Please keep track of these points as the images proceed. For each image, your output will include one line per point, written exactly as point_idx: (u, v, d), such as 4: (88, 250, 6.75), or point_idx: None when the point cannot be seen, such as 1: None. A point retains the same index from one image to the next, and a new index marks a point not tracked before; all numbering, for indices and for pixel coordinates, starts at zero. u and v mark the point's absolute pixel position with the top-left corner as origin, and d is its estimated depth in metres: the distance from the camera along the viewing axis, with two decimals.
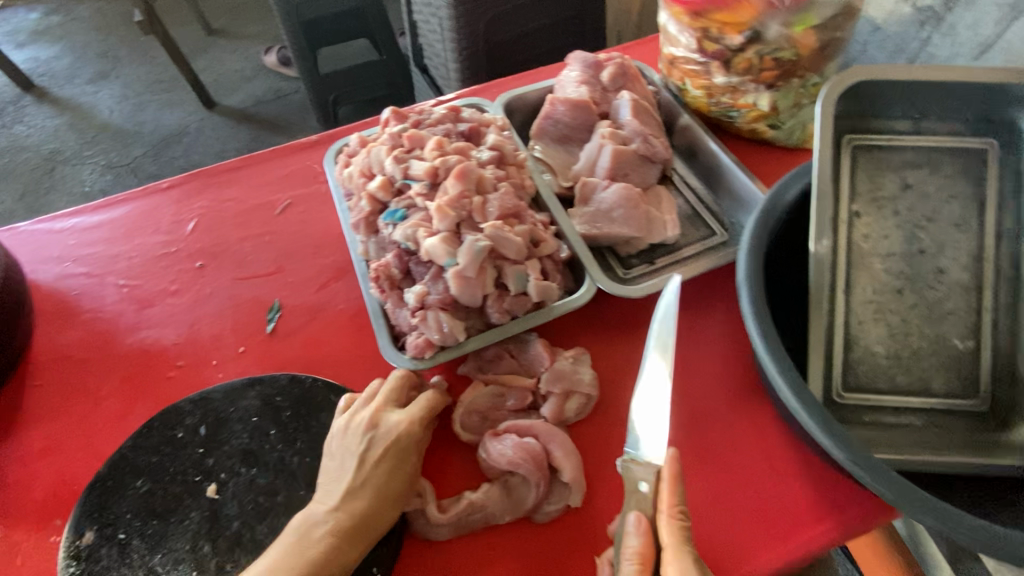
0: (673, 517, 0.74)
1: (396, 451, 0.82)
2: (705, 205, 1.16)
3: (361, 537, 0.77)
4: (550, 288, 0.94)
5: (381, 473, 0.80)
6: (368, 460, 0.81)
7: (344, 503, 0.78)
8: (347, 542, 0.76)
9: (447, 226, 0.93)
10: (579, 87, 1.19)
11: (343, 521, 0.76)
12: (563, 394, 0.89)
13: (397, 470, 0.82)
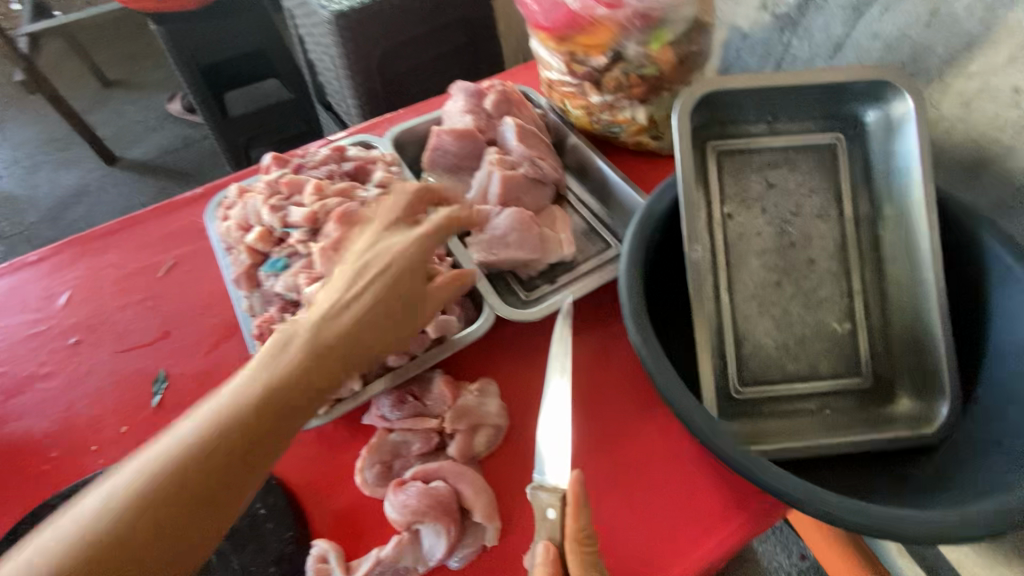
0: (582, 544, 0.72)
1: (381, 286, 0.80)
2: (601, 220, 1.19)
3: (294, 394, 0.71)
4: (449, 322, 0.93)
5: (344, 328, 0.76)
6: (346, 295, 0.79)
7: (309, 333, 0.75)
8: (263, 419, 0.68)
9: (329, 270, 0.89)
10: (464, 116, 1.20)
11: (290, 365, 0.71)
12: (469, 429, 0.87)
13: (381, 318, 0.80)
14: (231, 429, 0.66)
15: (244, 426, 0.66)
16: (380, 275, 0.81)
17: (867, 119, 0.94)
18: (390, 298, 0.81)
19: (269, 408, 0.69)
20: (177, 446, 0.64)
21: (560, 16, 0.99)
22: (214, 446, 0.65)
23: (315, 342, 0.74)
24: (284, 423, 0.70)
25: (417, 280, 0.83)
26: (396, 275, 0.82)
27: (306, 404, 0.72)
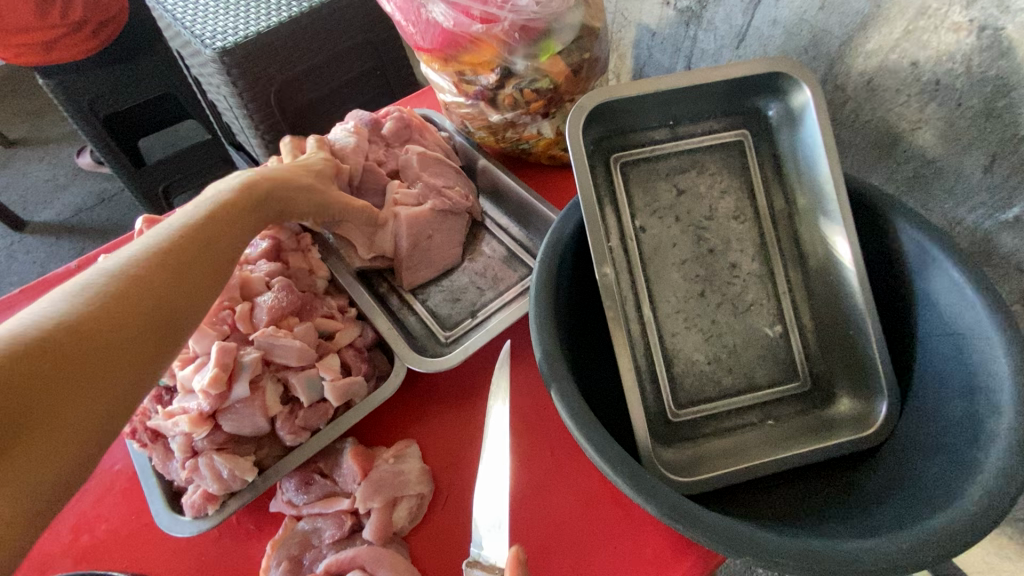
0: None
1: (219, 221, 0.77)
2: (520, 243, 1.11)
3: (101, 322, 0.61)
4: (355, 383, 0.83)
5: (168, 257, 0.69)
6: (174, 230, 0.72)
7: (115, 266, 0.66)
8: (86, 338, 0.59)
9: (205, 347, 0.80)
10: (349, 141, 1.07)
11: (103, 282, 0.63)
12: (387, 504, 0.78)
13: (202, 248, 0.73)
14: (63, 340, 0.58)
15: (72, 336, 0.58)
16: (222, 207, 0.79)
17: (769, 113, 0.89)
18: (228, 229, 0.77)
19: (102, 319, 0.61)
20: (82, 301, 0.61)
21: (437, 36, 0.91)
22: (42, 356, 0.56)
23: (138, 272, 0.66)
24: (119, 346, 0.61)
25: (257, 215, 0.83)
26: (230, 207, 0.79)
27: (133, 315, 0.63)
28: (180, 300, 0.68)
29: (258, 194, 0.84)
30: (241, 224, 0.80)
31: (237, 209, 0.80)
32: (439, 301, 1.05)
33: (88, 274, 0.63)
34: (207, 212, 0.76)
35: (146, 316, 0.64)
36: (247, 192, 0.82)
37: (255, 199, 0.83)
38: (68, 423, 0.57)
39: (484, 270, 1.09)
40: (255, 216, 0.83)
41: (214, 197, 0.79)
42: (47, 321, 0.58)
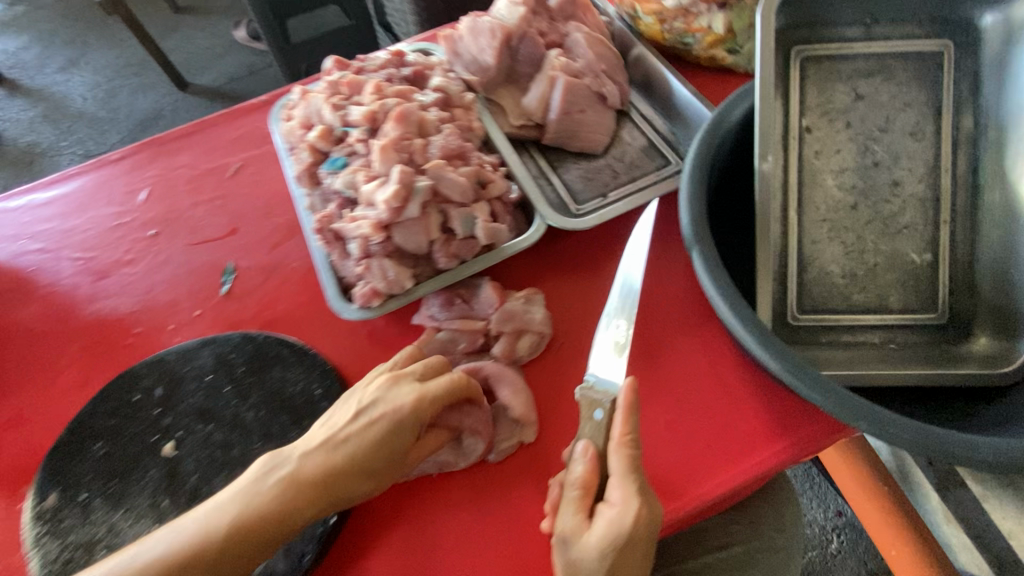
0: (624, 446, 0.71)
1: (369, 449, 0.73)
2: (661, 136, 1.12)
3: (217, 548, 0.67)
4: (499, 230, 0.92)
5: (291, 502, 0.71)
6: (314, 456, 0.73)
7: (264, 489, 0.71)
8: (199, 564, 0.67)
9: (386, 169, 0.89)
10: (515, 6, 1.10)
11: (233, 508, 0.69)
12: (514, 333, 0.89)
13: (334, 483, 0.72)
14: (201, 548, 0.67)
15: (200, 548, 0.67)
16: (372, 426, 0.74)
17: (982, 24, 0.83)
18: (359, 464, 0.73)
19: (272, 527, 0.70)
20: (262, 501, 0.70)
21: None
22: (187, 559, 0.67)
23: (269, 499, 0.70)
24: (227, 567, 0.68)
25: (392, 446, 0.74)
26: (374, 447, 0.73)
27: (313, 497, 0.72)
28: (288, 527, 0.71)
29: (400, 426, 0.74)
30: (410, 438, 0.75)
31: (380, 436, 0.74)
32: (574, 177, 1.08)
33: (261, 487, 0.71)
34: (377, 455, 0.73)
35: (248, 547, 0.69)
36: (391, 420, 0.74)
37: (400, 431, 0.74)
38: (246, 558, 0.69)
39: (622, 156, 1.10)
40: (385, 449, 0.74)
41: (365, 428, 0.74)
42: (190, 535, 0.68)
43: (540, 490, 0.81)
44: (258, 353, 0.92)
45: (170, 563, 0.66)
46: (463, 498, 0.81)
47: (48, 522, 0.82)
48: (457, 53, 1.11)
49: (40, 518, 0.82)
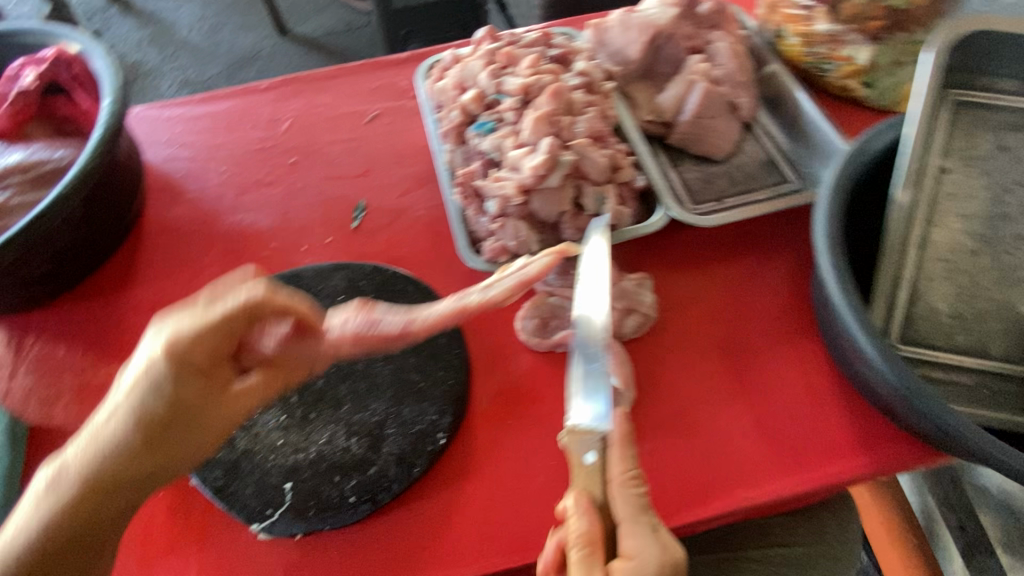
0: (627, 485, 0.68)
1: (151, 398, 0.65)
2: (782, 153, 1.16)
3: (88, 509, 0.64)
4: (621, 213, 0.97)
5: (137, 451, 0.66)
6: (97, 437, 0.65)
7: (91, 450, 0.65)
8: (73, 546, 0.64)
9: (535, 139, 0.96)
10: (667, 8, 1.15)
11: (79, 489, 0.63)
12: (624, 310, 0.94)
13: (167, 423, 0.66)
14: (72, 530, 0.63)
15: (73, 534, 0.63)
16: (138, 378, 0.65)
17: None
18: (169, 415, 0.66)
19: (102, 507, 0.65)
20: (77, 493, 0.63)
21: None
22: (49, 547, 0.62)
23: (111, 457, 0.65)
24: (105, 518, 0.66)
25: (186, 388, 0.67)
26: (155, 396, 0.65)
27: (117, 487, 0.65)
28: (151, 466, 0.67)
29: (184, 355, 0.66)
30: (161, 428, 0.66)
31: (146, 387, 0.65)
32: (693, 177, 1.13)
33: (74, 468, 0.64)
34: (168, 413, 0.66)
35: (112, 497, 0.65)
36: (166, 353, 0.65)
37: (189, 368, 0.66)
38: (114, 526, 0.68)
39: (741, 166, 1.15)
40: (178, 389, 0.66)
41: (139, 383, 0.65)
42: (50, 521, 0.62)
43: None
44: (385, 285, 1.01)
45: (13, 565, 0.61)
46: (557, 447, 0.89)
47: None
48: (603, 43, 1.18)
49: None
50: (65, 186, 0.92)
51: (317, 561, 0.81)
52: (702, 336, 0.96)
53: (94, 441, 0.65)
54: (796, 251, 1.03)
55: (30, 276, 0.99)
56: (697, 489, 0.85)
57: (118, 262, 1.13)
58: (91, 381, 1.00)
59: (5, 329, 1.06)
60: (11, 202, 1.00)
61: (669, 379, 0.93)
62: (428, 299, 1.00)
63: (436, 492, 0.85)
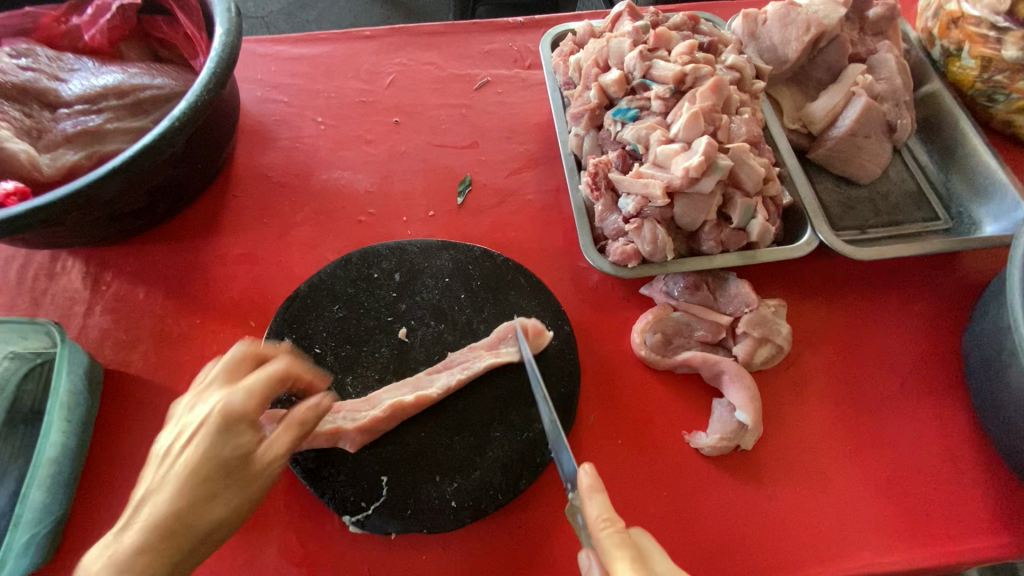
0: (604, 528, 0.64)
1: (193, 472, 0.62)
2: (930, 184, 1.06)
3: (175, 536, 0.62)
4: (766, 230, 0.88)
5: (194, 496, 0.62)
6: (165, 484, 0.62)
7: (147, 511, 0.62)
8: (157, 550, 0.60)
9: (688, 137, 0.87)
10: (836, 7, 1.03)
11: (185, 485, 0.62)
12: (758, 339, 0.86)
13: (212, 479, 0.63)
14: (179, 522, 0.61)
15: (165, 531, 0.61)
16: (195, 443, 0.63)
17: None
18: (196, 482, 0.62)
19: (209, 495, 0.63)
20: (189, 476, 0.62)
21: None
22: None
23: (176, 503, 0.62)
24: (202, 532, 0.63)
25: (223, 453, 0.64)
26: (253, 396, 0.65)
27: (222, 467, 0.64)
28: (213, 514, 0.64)
29: (229, 426, 0.64)
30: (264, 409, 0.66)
31: (199, 446, 0.63)
32: (833, 199, 1.03)
33: (177, 460, 0.63)
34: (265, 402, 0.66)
35: (188, 538, 0.62)
36: (218, 418, 0.63)
37: (230, 428, 0.64)
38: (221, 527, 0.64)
39: (887, 194, 1.04)
40: (223, 449, 0.64)
41: (243, 383, 0.65)
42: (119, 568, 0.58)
43: (746, 497, 0.81)
44: (495, 272, 0.94)
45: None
46: (668, 476, 0.83)
47: None
48: (756, 35, 1.05)
49: None
50: (178, 117, 0.84)
51: (412, 562, 0.76)
52: (835, 377, 0.88)
53: (184, 476, 0.63)
54: (939, 298, 0.95)
55: (121, 211, 0.91)
56: (821, 544, 0.78)
57: (204, 204, 1.05)
58: (171, 330, 0.94)
59: (82, 261, 1.00)
60: (109, 127, 0.93)
61: (796, 418, 0.86)
62: (540, 293, 0.92)
63: (534, 505, 0.80)
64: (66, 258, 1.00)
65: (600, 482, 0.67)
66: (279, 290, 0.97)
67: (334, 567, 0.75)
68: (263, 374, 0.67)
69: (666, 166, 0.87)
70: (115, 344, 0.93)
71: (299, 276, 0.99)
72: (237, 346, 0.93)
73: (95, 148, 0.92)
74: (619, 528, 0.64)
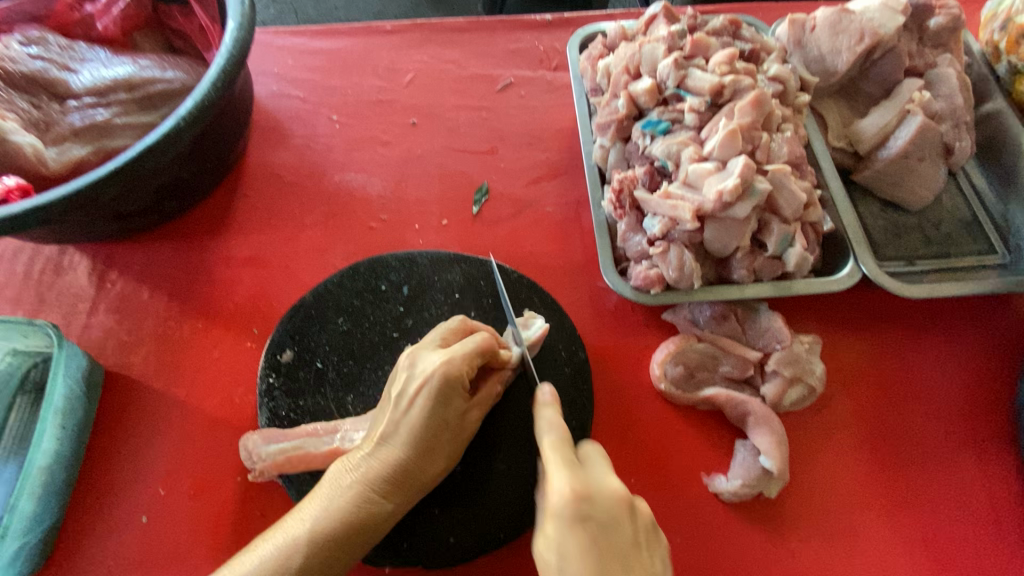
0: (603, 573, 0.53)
1: (430, 423, 0.67)
2: (988, 213, 0.97)
3: (410, 482, 0.66)
4: (804, 260, 0.81)
5: (425, 447, 0.67)
6: (399, 435, 0.67)
7: (379, 460, 0.66)
8: (391, 491, 0.66)
9: (723, 156, 0.80)
10: (895, 15, 0.93)
11: (338, 499, 0.64)
12: (788, 379, 0.80)
13: (442, 432, 0.68)
14: (335, 535, 0.62)
15: (316, 548, 0.61)
16: (421, 400, 0.67)
17: None
18: (430, 434, 0.67)
19: (360, 502, 0.64)
20: (340, 489, 0.64)
21: None
22: (346, 527, 0.63)
23: (409, 453, 0.66)
24: (413, 490, 0.67)
25: (447, 413, 0.68)
26: (416, 399, 0.67)
27: (385, 474, 0.66)
28: (438, 464, 0.68)
29: (452, 390, 0.68)
30: (414, 405, 0.67)
31: (428, 406, 0.67)
32: (878, 225, 0.95)
33: (332, 474, 0.66)
34: (410, 402, 0.68)
35: (420, 481, 0.67)
36: (441, 381, 0.67)
37: (455, 389, 0.68)
38: (363, 536, 0.64)
39: (938, 222, 0.96)
40: (446, 409, 0.68)
41: (424, 394, 0.67)
42: (349, 501, 0.64)
43: (766, 550, 0.75)
44: (508, 290, 0.88)
45: (352, 512, 0.63)
46: (683, 521, 0.77)
47: (281, 376, 0.82)
48: (802, 44, 0.98)
49: (274, 369, 0.83)
50: (184, 115, 0.80)
51: None
52: (871, 422, 0.81)
53: (334, 483, 0.65)
54: (992, 342, 0.87)
55: (125, 209, 0.88)
56: None
57: (213, 203, 1.02)
58: (173, 332, 0.92)
59: (89, 256, 0.98)
60: (117, 121, 0.90)
61: (826, 466, 0.79)
62: (554, 315, 0.87)
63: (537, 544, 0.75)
64: (73, 252, 0.98)
65: (552, 402, 0.65)
66: (284, 297, 0.94)
67: None
68: (421, 370, 0.69)
69: (698, 186, 0.80)
70: (117, 344, 0.91)
71: (305, 282, 0.95)
72: (238, 354, 0.90)
73: (101, 144, 0.89)
74: (559, 433, 0.60)
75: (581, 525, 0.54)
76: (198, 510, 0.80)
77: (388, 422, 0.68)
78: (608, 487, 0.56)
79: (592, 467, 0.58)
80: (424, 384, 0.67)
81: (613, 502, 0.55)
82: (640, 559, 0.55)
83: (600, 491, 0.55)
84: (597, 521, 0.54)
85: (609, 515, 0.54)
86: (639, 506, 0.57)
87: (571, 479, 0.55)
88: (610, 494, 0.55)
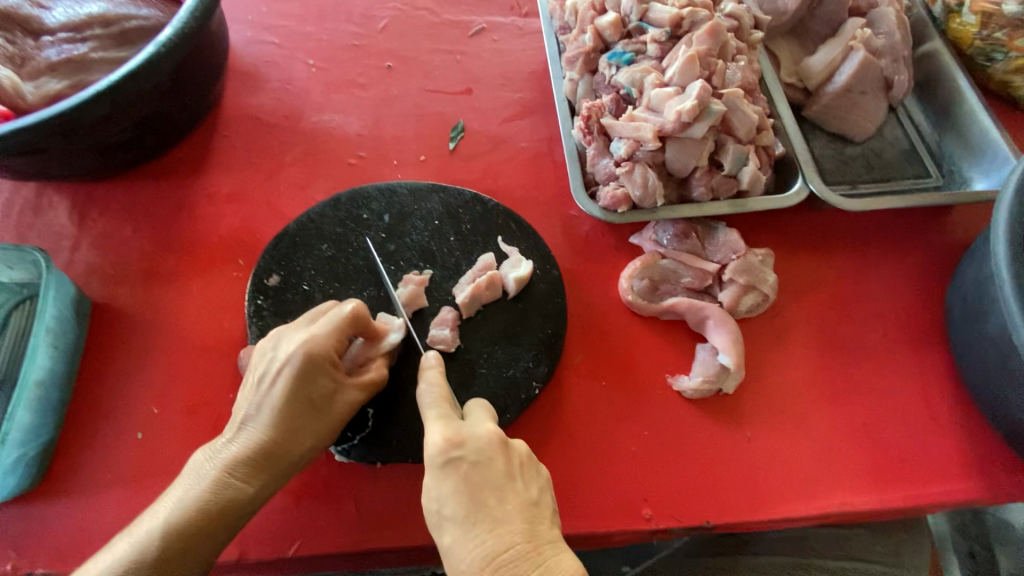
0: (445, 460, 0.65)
1: (296, 399, 0.70)
2: (925, 143, 1.05)
3: (274, 461, 0.69)
4: (757, 180, 0.88)
5: (291, 423, 0.70)
6: (262, 416, 0.70)
7: (241, 443, 0.69)
8: (253, 473, 0.68)
9: (682, 81, 0.86)
10: None
11: (203, 484, 0.66)
12: (744, 287, 0.87)
13: (312, 408, 0.71)
14: (196, 521, 0.64)
15: (172, 539, 0.63)
16: (284, 379, 0.70)
17: None
18: (297, 412, 0.70)
19: (221, 486, 0.67)
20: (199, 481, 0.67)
21: None
22: (203, 513, 0.65)
23: (272, 433, 0.69)
24: (291, 460, 0.71)
25: (313, 390, 0.71)
26: (286, 376, 0.70)
27: (247, 459, 0.68)
28: (307, 440, 0.71)
29: (316, 368, 0.71)
30: (275, 381, 0.71)
31: (291, 384, 0.70)
32: (826, 155, 1.02)
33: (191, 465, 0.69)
34: (278, 381, 0.70)
35: (290, 457, 0.70)
36: (305, 357, 0.70)
37: (320, 365, 0.71)
38: (229, 515, 0.67)
39: (880, 151, 1.04)
40: (311, 387, 0.71)
41: (286, 366, 0.70)
42: (207, 487, 0.66)
43: (723, 438, 0.83)
44: (485, 216, 0.93)
45: (207, 497, 0.66)
46: (648, 416, 0.84)
47: (268, 298, 0.86)
48: None
49: (261, 292, 0.86)
50: (163, 42, 0.82)
51: (396, 491, 0.79)
52: (817, 324, 0.90)
53: (197, 466, 0.68)
54: (927, 253, 0.95)
55: (105, 141, 0.89)
56: (797, 483, 0.80)
57: (193, 143, 1.04)
58: (159, 266, 0.94)
59: (69, 197, 0.99)
60: (94, 56, 0.90)
61: (776, 364, 0.87)
62: (530, 238, 0.92)
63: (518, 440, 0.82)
64: (52, 193, 0.99)
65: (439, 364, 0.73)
66: (267, 230, 0.97)
67: (323, 494, 0.78)
68: (284, 351, 0.72)
69: (659, 110, 0.86)
70: (102, 278, 0.93)
71: (288, 216, 0.98)
72: (223, 282, 0.93)
73: (80, 78, 0.90)
74: (438, 389, 0.70)
75: (454, 465, 0.64)
76: (192, 425, 0.83)
77: (256, 399, 0.71)
78: (481, 431, 0.66)
79: (472, 421, 0.69)
80: (292, 361, 0.70)
81: (484, 443, 0.65)
82: (514, 487, 0.64)
83: (473, 436, 0.65)
84: (467, 459, 0.64)
85: (479, 453, 0.65)
86: (513, 445, 0.67)
87: (445, 429, 0.65)
88: (482, 437, 0.65)
